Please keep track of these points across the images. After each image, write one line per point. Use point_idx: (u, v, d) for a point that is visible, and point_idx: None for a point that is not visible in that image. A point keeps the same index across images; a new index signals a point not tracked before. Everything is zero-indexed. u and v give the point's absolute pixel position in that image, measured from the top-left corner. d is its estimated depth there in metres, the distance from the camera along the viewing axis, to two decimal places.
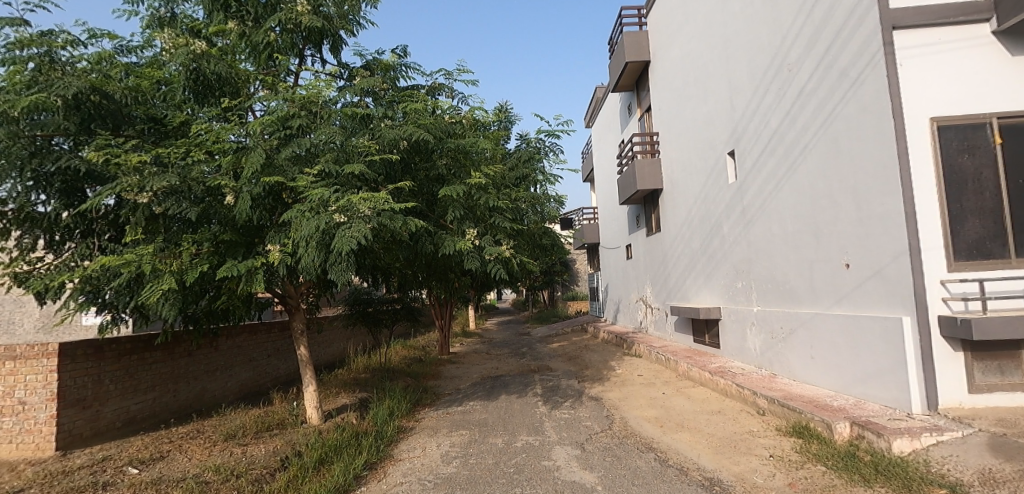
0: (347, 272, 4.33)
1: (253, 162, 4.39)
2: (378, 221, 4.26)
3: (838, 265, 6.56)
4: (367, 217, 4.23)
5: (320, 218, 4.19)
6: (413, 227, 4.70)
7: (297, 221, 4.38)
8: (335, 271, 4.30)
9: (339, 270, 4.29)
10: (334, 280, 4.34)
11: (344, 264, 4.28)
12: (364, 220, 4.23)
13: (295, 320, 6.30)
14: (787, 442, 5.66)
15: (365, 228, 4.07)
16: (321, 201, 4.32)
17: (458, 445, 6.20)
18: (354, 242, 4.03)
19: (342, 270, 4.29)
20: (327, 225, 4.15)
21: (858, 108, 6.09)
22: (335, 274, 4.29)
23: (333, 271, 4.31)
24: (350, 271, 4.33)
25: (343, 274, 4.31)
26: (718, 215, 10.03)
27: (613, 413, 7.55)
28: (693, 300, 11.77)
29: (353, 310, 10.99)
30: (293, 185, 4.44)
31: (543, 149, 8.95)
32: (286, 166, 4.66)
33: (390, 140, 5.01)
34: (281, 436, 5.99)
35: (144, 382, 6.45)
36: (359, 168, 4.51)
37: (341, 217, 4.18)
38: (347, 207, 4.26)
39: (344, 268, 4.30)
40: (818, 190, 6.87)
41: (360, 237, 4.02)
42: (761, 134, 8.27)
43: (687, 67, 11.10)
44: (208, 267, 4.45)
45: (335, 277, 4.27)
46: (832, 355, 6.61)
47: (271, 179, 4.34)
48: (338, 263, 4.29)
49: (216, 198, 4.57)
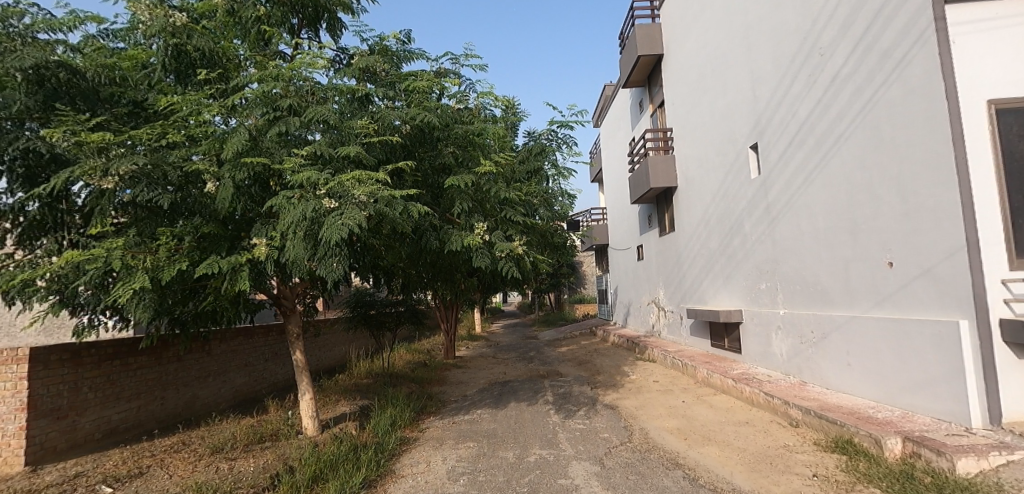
0: (338, 266, 3.85)
1: (235, 143, 3.89)
2: (376, 208, 3.74)
3: (880, 263, 6.01)
4: (362, 203, 3.73)
5: (308, 204, 3.73)
6: (415, 214, 4.20)
7: (282, 209, 3.88)
8: (324, 267, 3.80)
9: (328, 264, 3.79)
10: (322, 277, 3.83)
11: (335, 258, 3.80)
12: (360, 206, 3.74)
13: (290, 323, 5.91)
14: (829, 459, 5.11)
15: (358, 215, 3.56)
16: (309, 182, 3.83)
17: (465, 460, 5.69)
18: (346, 232, 3.52)
19: (332, 265, 3.80)
20: (316, 212, 3.68)
21: (902, 91, 5.56)
22: (323, 269, 3.79)
23: (322, 266, 3.81)
24: (340, 265, 3.84)
25: (334, 270, 3.82)
26: (739, 213, 9.51)
27: (631, 424, 7.02)
28: (710, 303, 11.23)
29: (354, 312, 10.46)
30: (280, 168, 3.95)
31: (556, 141, 8.40)
32: (273, 149, 4.21)
33: (389, 122, 4.63)
34: (273, 450, 5.49)
35: (127, 390, 6.00)
36: (354, 150, 4.02)
37: (330, 202, 3.69)
38: (340, 192, 3.77)
39: (334, 262, 3.81)
40: (854, 184, 6.34)
41: (352, 225, 3.53)
42: (788, 125, 7.73)
43: (704, 58, 10.62)
44: (187, 264, 3.97)
45: (322, 273, 3.77)
46: (873, 362, 6.07)
47: (253, 160, 3.84)
48: (328, 256, 3.80)
49: (195, 186, 4.12)
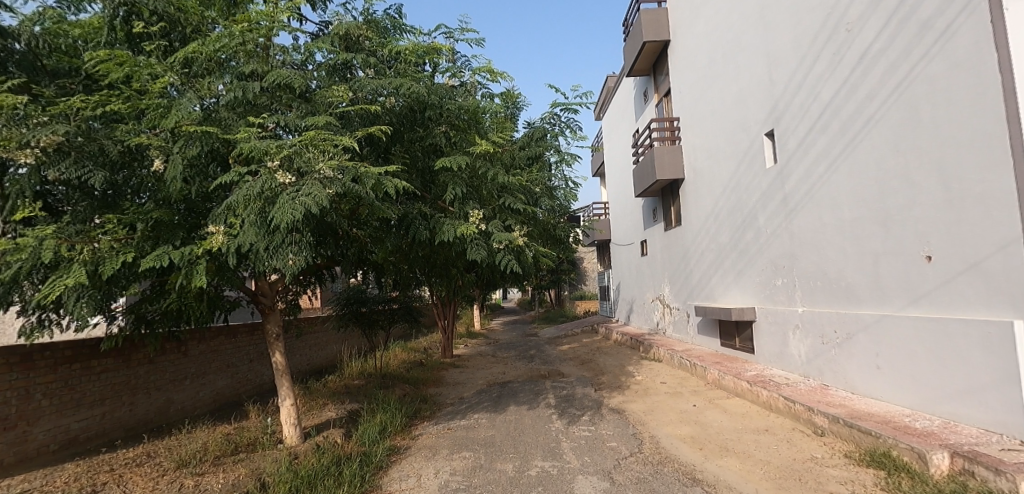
0: (294, 257, 3.32)
1: (182, 112, 3.38)
2: (344, 184, 3.24)
3: (917, 257, 5.46)
4: (328, 179, 3.24)
5: (265, 181, 3.26)
6: (390, 192, 3.68)
7: (235, 187, 3.37)
8: (277, 257, 3.29)
9: (283, 256, 3.28)
10: (276, 270, 3.30)
11: (290, 248, 3.28)
12: (324, 183, 3.25)
13: (268, 323, 5.39)
14: (866, 475, 4.58)
15: (318, 192, 3.07)
16: (262, 154, 3.35)
17: (460, 474, 5.15)
18: (302, 211, 3.03)
19: (288, 257, 3.28)
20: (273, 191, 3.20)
21: (947, 66, 5.02)
22: (277, 261, 3.27)
23: (281, 255, 3.28)
24: (299, 256, 3.32)
25: (289, 262, 3.29)
26: (752, 205, 8.96)
27: (640, 431, 6.49)
28: (720, 300, 10.68)
29: (346, 310, 9.86)
30: (232, 139, 3.44)
31: (559, 125, 7.83)
32: (230, 120, 3.72)
33: (370, 91, 4.20)
34: (246, 463, 4.96)
35: (89, 395, 5.47)
36: (323, 118, 3.59)
37: (287, 177, 3.21)
38: (304, 167, 3.29)
39: (288, 253, 3.29)
40: (887, 171, 5.79)
41: (312, 203, 3.05)
42: (809, 108, 7.17)
43: (714, 41, 10.04)
44: (135, 255, 3.43)
45: (274, 264, 3.25)
46: (906, 365, 5.54)
47: (199, 128, 3.32)
48: (283, 246, 3.29)
49: (140, 164, 3.62)
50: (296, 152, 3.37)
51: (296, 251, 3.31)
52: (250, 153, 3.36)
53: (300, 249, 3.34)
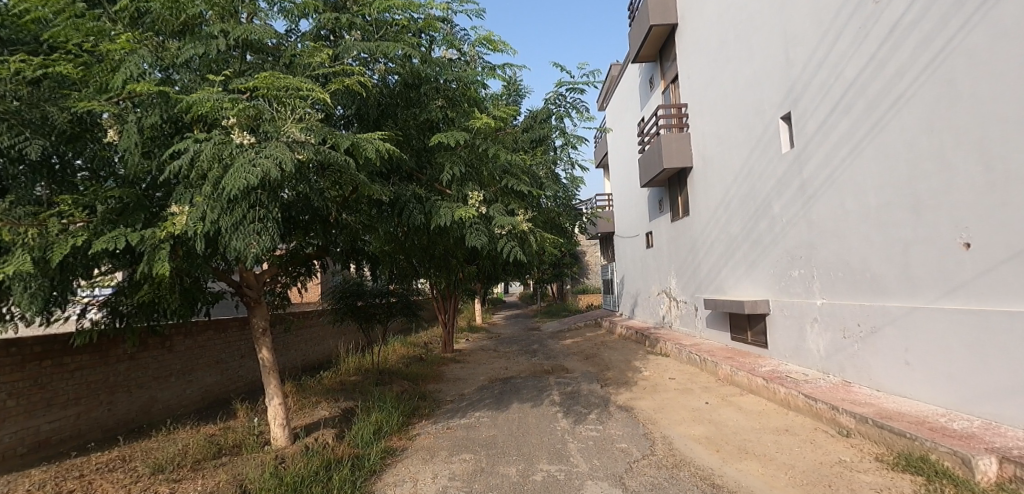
0: (258, 235, 2.97)
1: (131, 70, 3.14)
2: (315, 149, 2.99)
3: (952, 245, 5.05)
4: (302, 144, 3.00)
5: (227, 147, 2.97)
6: (370, 156, 3.35)
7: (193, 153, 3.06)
8: (239, 237, 2.92)
9: (245, 235, 2.92)
10: (237, 251, 2.94)
11: (254, 225, 2.95)
12: (292, 146, 3.01)
13: (255, 318, 4.97)
14: (903, 482, 4.19)
15: (281, 154, 2.82)
16: (222, 113, 3.04)
17: (459, 479, 4.77)
18: (261, 173, 2.76)
19: (250, 237, 2.92)
20: (232, 155, 2.92)
21: (990, 35, 4.58)
22: (237, 241, 2.90)
23: (242, 231, 2.93)
24: (263, 235, 2.97)
25: (252, 242, 2.92)
26: (767, 193, 8.53)
27: (651, 430, 6.12)
28: (731, 293, 10.28)
29: (341, 304, 9.49)
30: (187, 99, 3.08)
31: (564, 106, 7.44)
32: (191, 85, 3.42)
33: (354, 54, 3.85)
34: (228, 468, 4.58)
35: (62, 395, 5.11)
36: (297, 80, 3.26)
37: (248, 138, 2.96)
38: (271, 131, 3.03)
39: (252, 232, 2.94)
40: (919, 152, 5.37)
41: (273, 165, 2.77)
42: (830, 88, 6.73)
43: (726, 22, 9.59)
44: (91, 238, 3.06)
45: (234, 244, 2.89)
46: (940, 361, 5.14)
47: (148, 87, 2.99)
48: (247, 223, 2.95)
49: (93, 134, 3.38)
50: (259, 112, 3.09)
51: (261, 230, 2.98)
52: (207, 112, 3.01)
53: (265, 227, 3.01)
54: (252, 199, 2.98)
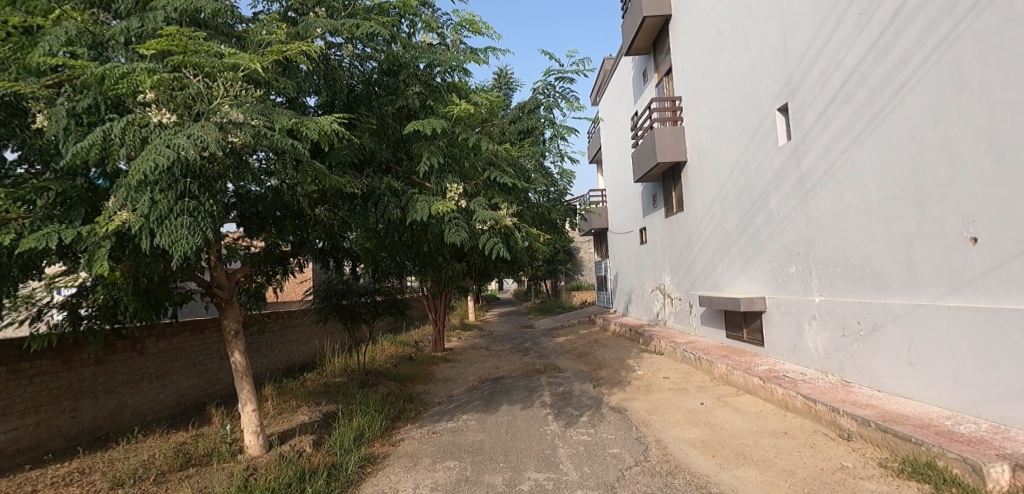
0: (187, 230, 2.78)
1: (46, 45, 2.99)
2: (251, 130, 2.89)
3: (958, 240, 4.82)
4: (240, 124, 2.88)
5: (150, 129, 2.83)
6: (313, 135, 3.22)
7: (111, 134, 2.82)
8: (166, 233, 2.71)
9: (173, 230, 2.72)
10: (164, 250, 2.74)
11: (183, 218, 2.77)
12: (227, 127, 2.87)
13: (226, 319, 4.63)
14: (908, 490, 3.97)
15: (206, 136, 2.70)
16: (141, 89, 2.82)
17: (441, 489, 4.50)
18: (176, 153, 2.64)
19: (177, 232, 2.72)
20: (151, 136, 2.78)
21: (1000, 19, 4.34)
22: (162, 237, 2.69)
23: (171, 222, 2.74)
24: (193, 229, 2.80)
25: (181, 238, 2.72)
26: (763, 187, 8.29)
27: (645, 434, 5.88)
28: (727, 290, 10.05)
29: (325, 303, 9.18)
30: (106, 76, 2.86)
31: (553, 96, 7.21)
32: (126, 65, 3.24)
33: (316, 32, 3.62)
34: (194, 480, 4.28)
35: (20, 403, 4.81)
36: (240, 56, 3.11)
37: (170, 116, 2.81)
38: (204, 110, 2.90)
39: (181, 226, 2.75)
40: (924, 143, 5.14)
41: (191, 146, 2.65)
42: (829, 78, 6.48)
43: (722, 12, 9.33)
44: (20, 237, 2.79)
45: (159, 241, 2.69)
46: (946, 362, 4.91)
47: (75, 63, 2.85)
48: (174, 215, 2.76)
49: (21, 120, 3.17)
50: (182, 84, 2.92)
51: (190, 223, 2.80)
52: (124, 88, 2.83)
53: (195, 223, 2.83)
54: (181, 189, 2.84)
